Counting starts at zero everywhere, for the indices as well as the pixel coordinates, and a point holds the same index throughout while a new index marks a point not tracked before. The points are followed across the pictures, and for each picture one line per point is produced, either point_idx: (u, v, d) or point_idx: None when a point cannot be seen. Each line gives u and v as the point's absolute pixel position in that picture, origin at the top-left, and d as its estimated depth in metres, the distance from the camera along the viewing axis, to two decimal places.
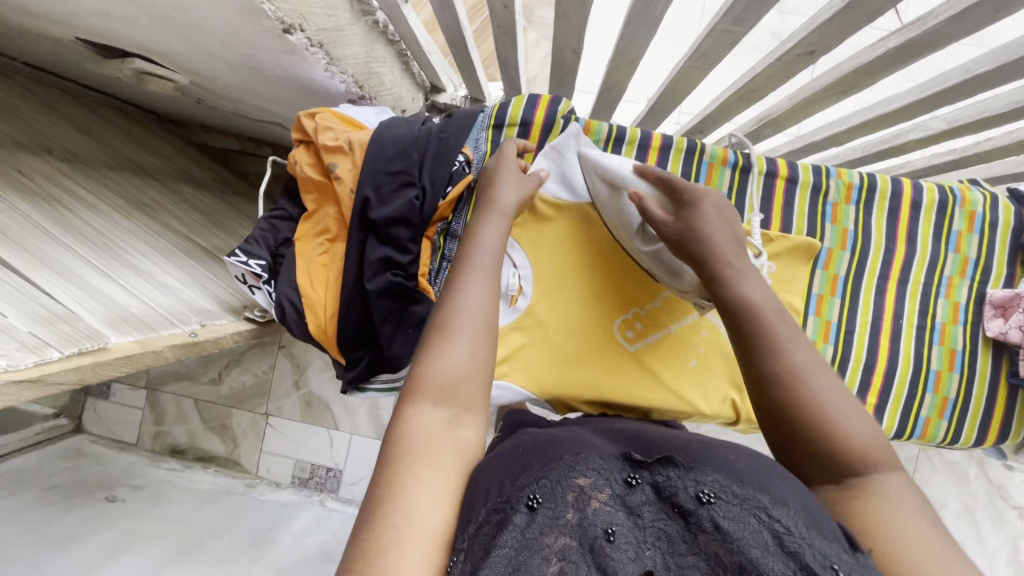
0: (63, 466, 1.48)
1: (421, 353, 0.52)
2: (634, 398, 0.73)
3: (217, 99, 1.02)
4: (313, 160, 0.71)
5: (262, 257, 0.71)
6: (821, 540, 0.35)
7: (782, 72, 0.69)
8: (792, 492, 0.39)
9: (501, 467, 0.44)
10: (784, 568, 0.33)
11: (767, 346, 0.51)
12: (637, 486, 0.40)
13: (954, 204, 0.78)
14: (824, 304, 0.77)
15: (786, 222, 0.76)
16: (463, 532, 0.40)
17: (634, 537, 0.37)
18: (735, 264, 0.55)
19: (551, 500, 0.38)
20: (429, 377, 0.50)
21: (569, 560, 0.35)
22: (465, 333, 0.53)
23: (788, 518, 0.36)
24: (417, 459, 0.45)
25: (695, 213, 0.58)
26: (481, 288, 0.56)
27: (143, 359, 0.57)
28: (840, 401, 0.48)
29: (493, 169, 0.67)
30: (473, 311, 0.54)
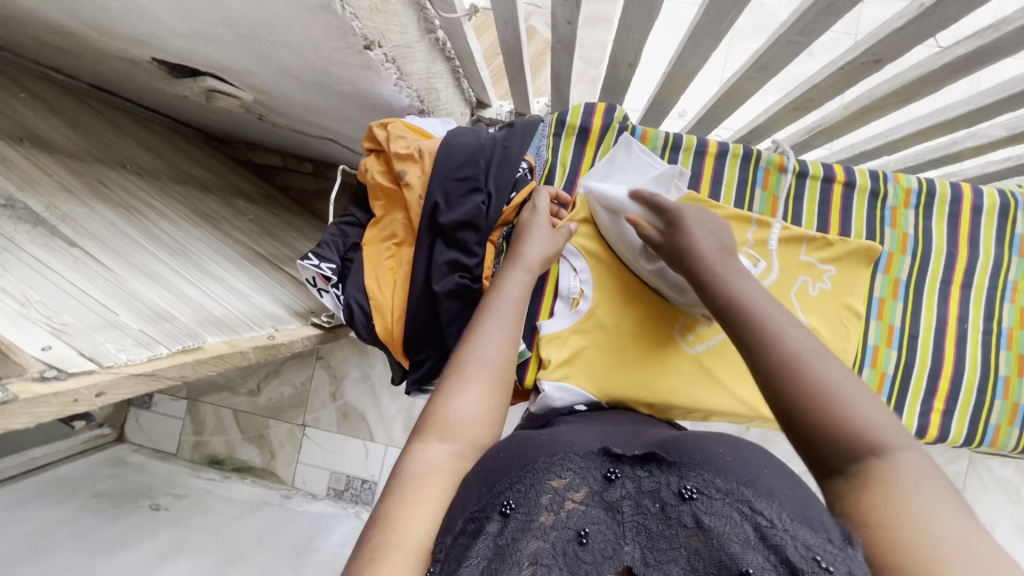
0: (107, 475, 1.51)
1: (436, 394, 0.54)
2: (695, 401, 0.74)
3: (277, 116, 1.06)
4: (383, 168, 0.73)
5: (333, 260, 0.73)
6: (804, 531, 0.37)
7: (843, 81, 0.70)
8: (779, 482, 0.41)
9: (486, 474, 0.46)
10: (764, 561, 0.35)
11: (766, 333, 0.49)
12: (616, 482, 0.42)
13: (1017, 208, 0.77)
14: (887, 307, 0.76)
15: (846, 225, 0.77)
16: (441, 542, 0.42)
17: (612, 533, 0.39)
18: (718, 269, 0.56)
19: (524, 505, 0.40)
20: (441, 414, 0.52)
21: (541, 563, 0.36)
22: (479, 377, 0.55)
23: (769, 510, 0.38)
24: (411, 488, 0.47)
25: (681, 229, 0.61)
26: (500, 336, 0.58)
27: (232, 358, 0.59)
28: (842, 385, 0.46)
29: (523, 225, 0.70)
30: (488, 356, 0.56)
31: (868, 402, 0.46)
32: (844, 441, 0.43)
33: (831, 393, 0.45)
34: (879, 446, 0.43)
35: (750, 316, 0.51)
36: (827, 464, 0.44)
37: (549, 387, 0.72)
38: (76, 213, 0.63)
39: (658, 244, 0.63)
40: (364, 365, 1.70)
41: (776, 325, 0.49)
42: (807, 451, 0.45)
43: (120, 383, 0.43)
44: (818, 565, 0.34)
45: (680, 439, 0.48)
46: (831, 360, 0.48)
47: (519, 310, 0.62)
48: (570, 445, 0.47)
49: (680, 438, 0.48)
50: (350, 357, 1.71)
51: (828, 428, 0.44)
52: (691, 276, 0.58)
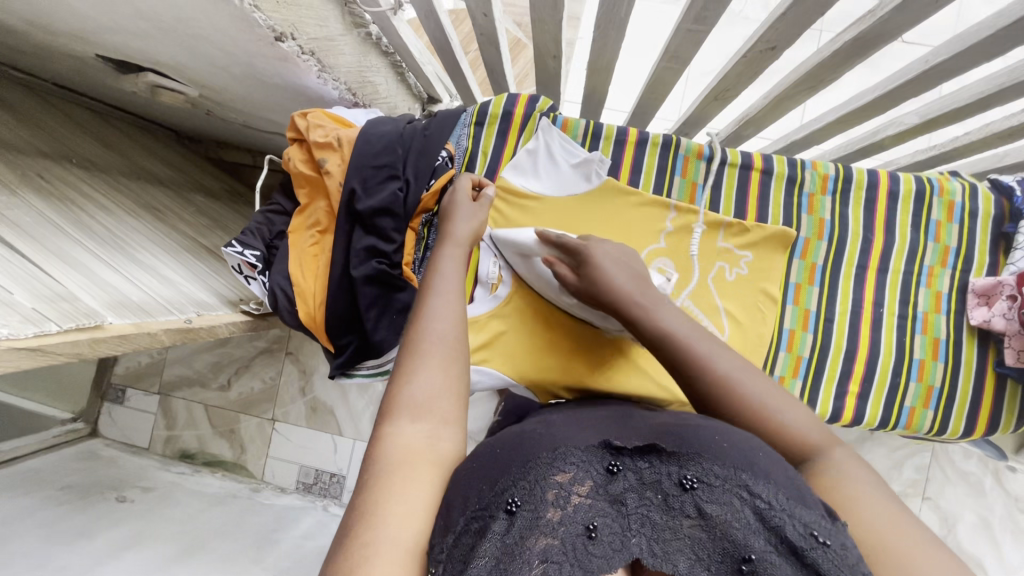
0: (76, 468, 1.53)
1: (395, 376, 0.51)
2: (612, 384, 0.74)
3: (226, 111, 1.09)
4: (305, 157, 0.75)
5: (257, 248, 0.75)
6: (800, 509, 0.39)
7: (750, 70, 0.72)
8: (777, 464, 0.42)
9: (478, 470, 0.43)
10: (767, 544, 0.37)
11: (696, 360, 0.50)
12: (618, 474, 0.42)
13: (932, 194, 0.78)
14: (803, 292, 0.78)
15: (762, 212, 0.78)
16: (441, 542, 0.39)
17: (619, 526, 0.38)
18: (641, 300, 0.56)
19: (530, 501, 0.39)
20: (405, 396, 0.49)
21: (552, 561, 0.34)
22: (435, 354, 0.52)
23: (768, 493, 0.39)
24: (391, 477, 0.43)
25: (592, 269, 0.61)
26: (452, 307, 0.56)
27: (139, 339, 0.61)
28: (770, 401, 0.48)
29: (447, 208, 0.69)
30: (441, 330, 0.54)
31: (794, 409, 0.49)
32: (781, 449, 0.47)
33: (767, 417, 0.48)
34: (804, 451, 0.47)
35: (678, 350, 0.52)
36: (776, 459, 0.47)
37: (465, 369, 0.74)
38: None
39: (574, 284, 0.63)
40: None
41: (704, 351, 0.51)
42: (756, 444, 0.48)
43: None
44: (814, 541, 0.37)
45: (663, 430, 0.48)
46: (754, 376, 0.50)
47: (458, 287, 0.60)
48: (568, 438, 0.45)
49: (670, 429, 0.47)
50: (319, 352, 1.72)
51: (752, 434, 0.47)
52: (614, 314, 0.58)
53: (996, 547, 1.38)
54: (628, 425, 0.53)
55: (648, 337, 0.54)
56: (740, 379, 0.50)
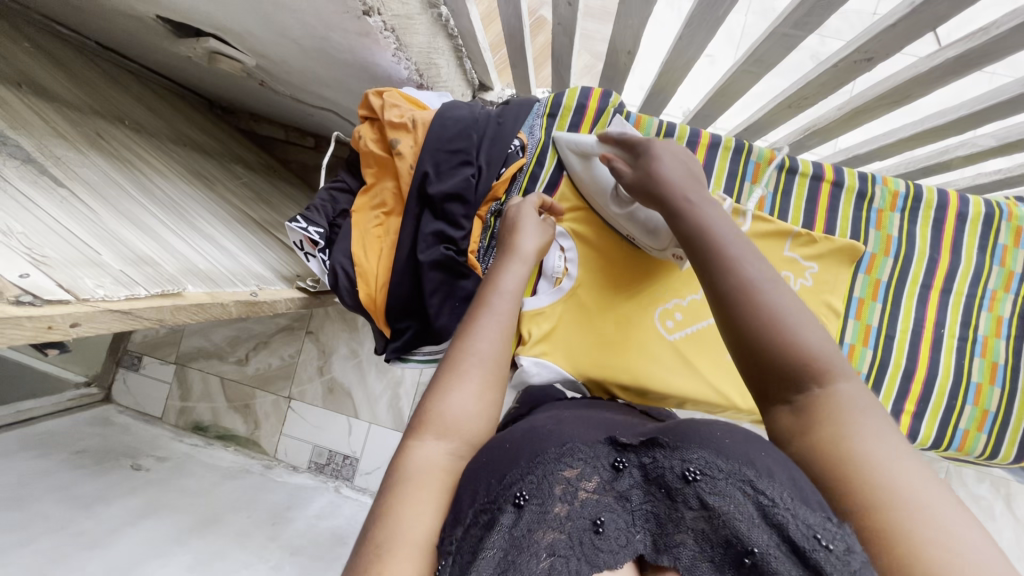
0: (91, 433, 1.52)
1: (430, 391, 0.52)
2: (670, 386, 0.75)
3: (279, 85, 1.07)
4: (377, 137, 0.74)
5: (321, 225, 0.74)
6: (805, 509, 0.36)
7: (836, 80, 0.71)
8: (779, 462, 0.38)
9: (488, 464, 0.44)
10: (770, 541, 0.35)
11: (725, 268, 0.49)
12: (624, 470, 0.41)
13: (1001, 218, 0.78)
14: (866, 307, 0.77)
15: (830, 223, 0.78)
16: (451, 534, 0.41)
17: (624, 521, 0.38)
18: (692, 198, 0.54)
19: (538, 496, 0.38)
20: (436, 412, 0.50)
21: (559, 555, 0.35)
22: (474, 374, 0.53)
23: (773, 490, 0.36)
24: (410, 487, 0.45)
25: (649, 159, 0.59)
26: (497, 332, 0.56)
27: (212, 310, 0.59)
28: (792, 311, 0.46)
29: (511, 219, 0.68)
30: (483, 352, 0.54)
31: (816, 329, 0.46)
32: (792, 372, 0.44)
33: (781, 329, 0.45)
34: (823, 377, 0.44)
35: (706, 251, 0.50)
36: (777, 393, 0.45)
37: (527, 361, 0.73)
38: (68, 158, 0.63)
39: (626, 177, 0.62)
40: (353, 342, 1.71)
41: (735, 258, 0.49)
42: (753, 378, 0.46)
43: (96, 316, 0.44)
44: (818, 543, 0.34)
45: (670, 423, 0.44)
46: (782, 289, 0.48)
47: (513, 303, 0.60)
48: (578, 434, 0.45)
49: (673, 423, 0.44)
50: (340, 334, 1.71)
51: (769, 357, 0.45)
52: (661, 206, 0.56)
53: None
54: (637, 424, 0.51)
55: (689, 233, 0.52)
56: (764, 284, 0.48)
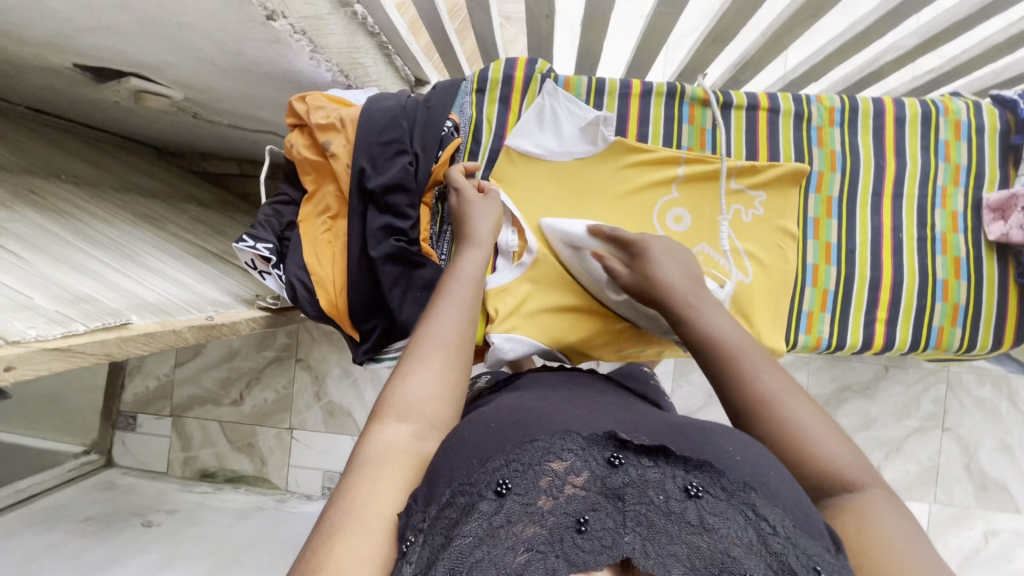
0: (98, 499, 1.51)
1: (392, 377, 0.53)
2: (644, 337, 0.76)
3: (213, 114, 1.05)
4: (308, 142, 0.73)
5: (269, 240, 0.74)
6: (805, 539, 0.38)
7: (748, 5, 0.72)
8: (787, 484, 0.41)
9: (469, 443, 0.44)
10: (763, 567, 0.35)
11: (736, 377, 0.51)
12: (619, 467, 0.40)
13: (938, 114, 0.79)
14: (822, 226, 0.78)
15: (775, 149, 0.78)
16: (422, 513, 0.41)
17: (613, 521, 0.37)
18: (693, 302, 0.58)
19: (523, 485, 0.38)
20: (397, 396, 0.50)
21: (536, 550, 0.35)
22: (435, 359, 0.53)
23: (774, 517, 0.38)
24: (371, 468, 0.45)
25: (648, 263, 0.63)
26: (457, 314, 0.57)
27: (164, 338, 0.59)
28: (810, 421, 0.47)
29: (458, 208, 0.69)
30: (444, 335, 0.55)
31: (835, 437, 0.47)
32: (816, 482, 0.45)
33: (798, 440, 0.47)
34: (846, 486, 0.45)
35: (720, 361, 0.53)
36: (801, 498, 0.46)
37: (498, 338, 0.72)
38: None
39: (624, 278, 0.65)
40: (345, 362, 1.69)
41: (747, 369, 0.51)
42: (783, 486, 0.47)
43: (32, 357, 0.43)
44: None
45: (685, 423, 0.47)
46: (796, 395, 0.49)
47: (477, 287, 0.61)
48: (579, 421, 0.45)
49: (684, 424, 0.46)
50: (330, 356, 1.69)
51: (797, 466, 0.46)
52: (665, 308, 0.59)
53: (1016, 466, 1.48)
54: (639, 413, 0.52)
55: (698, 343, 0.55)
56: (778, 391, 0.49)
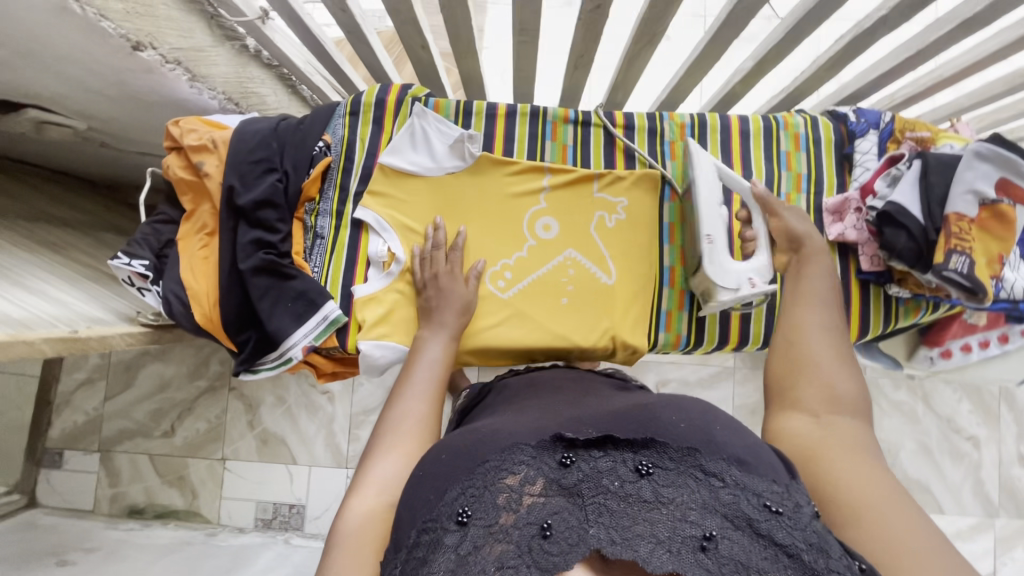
0: (12, 539, 1.45)
1: (365, 455, 0.55)
2: (510, 341, 0.78)
3: (123, 143, 1.09)
4: (184, 164, 0.76)
5: (145, 257, 0.76)
6: (754, 480, 0.43)
7: (590, 31, 0.79)
8: (726, 439, 0.46)
9: (431, 476, 0.47)
10: (721, 523, 0.40)
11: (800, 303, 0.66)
12: (571, 466, 0.44)
13: (779, 128, 0.87)
14: (677, 231, 0.83)
15: (630, 163, 0.84)
16: (396, 558, 0.43)
17: (577, 518, 0.40)
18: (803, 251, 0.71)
19: (482, 512, 0.41)
20: (371, 475, 0.52)
21: (507, 565, 0.37)
22: (407, 436, 0.56)
23: (719, 470, 0.43)
24: (350, 545, 0.47)
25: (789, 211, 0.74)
26: (424, 395, 0.61)
27: (14, 348, 0.61)
28: (826, 361, 0.59)
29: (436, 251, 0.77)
30: (413, 415, 0.58)
31: (846, 376, 0.58)
32: (814, 391, 0.57)
33: (811, 367, 0.59)
34: (837, 408, 0.55)
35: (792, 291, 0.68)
36: (801, 406, 0.56)
37: (368, 345, 0.76)
38: None
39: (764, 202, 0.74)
40: (278, 389, 1.68)
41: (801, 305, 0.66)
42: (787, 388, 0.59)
43: None
44: (767, 513, 0.41)
45: (637, 406, 0.52)
46: (830, 339, 0.62)
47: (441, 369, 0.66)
48: (519, 434, 0.48)
49: (631, 409, 0.51)
50: (264, 383, 1.69)
51: (804, 380, 0.58)
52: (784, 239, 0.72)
53: (938, 469, 1.51)
54: (586, 406, 0.57)
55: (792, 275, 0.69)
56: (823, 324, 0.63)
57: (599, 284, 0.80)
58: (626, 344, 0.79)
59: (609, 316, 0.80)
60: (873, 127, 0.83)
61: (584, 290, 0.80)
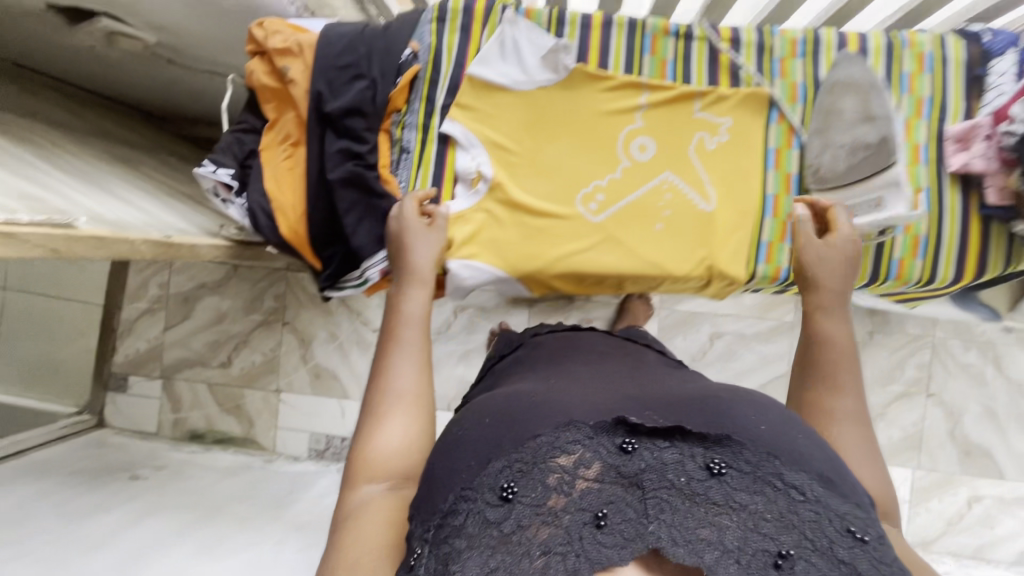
0: (87, 454, 1.54)
1: (362, 432, 0.53)
2: (604, 266, 0.76)
3: (189, 60, 1.06)
4: (267, 69, 0.73)
5: (230, 166, 0.75)
6: (837, 500, 0.41)
7: None
8: (813, 453, 0.43)
9: (463, 437, 0.46)
10: (800, 541, 0.39)
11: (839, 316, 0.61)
12: (633, 452, 0.43)
13: (902, 47, 0.78)
14: (783, 156, 0.77)
15: (735, 82, 0.77)
16: (429, 521, 0.41)
17: (636, 511, 0.40)
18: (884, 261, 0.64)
19: (532, 492, 0.40)
20: (370, 454, 0.51)
21: (553, 551, 0.38)
22: (400, 408, 0.54)
23: (802, 483, 0.41)
24: (355, 521, 0.47)
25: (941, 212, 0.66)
26: (411, 363, 0.57)
27: (118, 246, 0.61)
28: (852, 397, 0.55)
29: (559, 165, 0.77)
30: (402, 388, 0.55)
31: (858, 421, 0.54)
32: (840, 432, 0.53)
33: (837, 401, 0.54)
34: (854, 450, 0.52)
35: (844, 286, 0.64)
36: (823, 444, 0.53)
37: (456, 265, 0.75)
38: None
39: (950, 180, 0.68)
40: (330, 325, 1.70)
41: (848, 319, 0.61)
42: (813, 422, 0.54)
43: None
44: (855, 537, 0.39)
45: (703, 395, 0.49)
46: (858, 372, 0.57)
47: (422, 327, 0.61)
48: (578, 410, 0.46)
49: (698, 398, 0.49)
50: (316, 319, 1.70)
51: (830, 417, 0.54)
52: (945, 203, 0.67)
53: None
54: (644, 386, 0.55)
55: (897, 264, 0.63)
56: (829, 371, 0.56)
57: (698, 210, 0.76)
58: (723, 274, 0.76)
59: (707, 245, 0.76)
60: (1012, 46, 0.75)
61: (681, 216, 0.76)
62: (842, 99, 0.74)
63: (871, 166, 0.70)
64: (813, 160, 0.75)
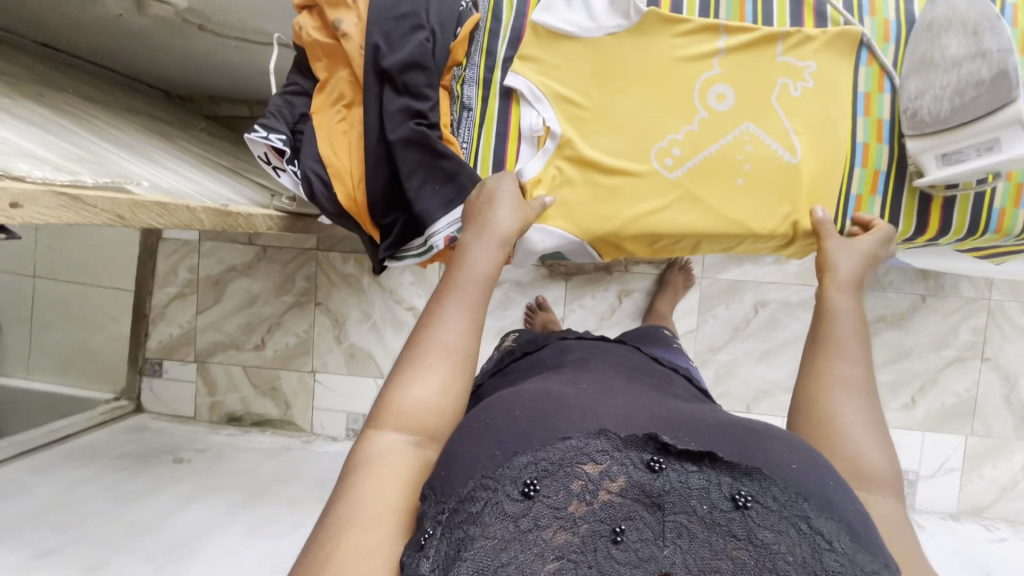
0: (129, 439, 1.54)
1: (394, 378, 0.50)
2: (680, 226, 0.72)
3: (220, 28, 1.00)
4: (318, 24, 0.68)
5: (282, 130, 0.70)
6: (863, 556, 0.36)
7: None
8: (848, 501, 0.39)
9: (490, 428, 0.43)
10: None
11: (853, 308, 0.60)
12: (660, 471, 0.39)
13: None
14: (874, 101, 0.71)
15: (820, 21, 0.71)
16: (444, 501, 0.39)
17: (651, 532, 0.37)
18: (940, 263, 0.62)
19: (552, 491, 0.38)
20: (399, 403, 0.48)
21: (567, 559, 0.35)
22: (440, 362, 0.50)
23: (831, 533, 0.37)
24: (371, 471, 0.44)
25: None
26: (460, 317, 0.53)
27: (179, 214, 0.61)
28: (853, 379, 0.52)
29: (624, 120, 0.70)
30: (448, 342, 0.51)
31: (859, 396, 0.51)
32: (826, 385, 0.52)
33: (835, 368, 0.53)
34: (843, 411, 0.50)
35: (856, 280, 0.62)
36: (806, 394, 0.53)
37: (529, 228, 0.72)
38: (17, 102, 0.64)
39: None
40: (363, 305, 1.67)
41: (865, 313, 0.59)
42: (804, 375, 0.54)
43: (39, 198, 0.45)
44: None
45: (729, 422, 0.45)
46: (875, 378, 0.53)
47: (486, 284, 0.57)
48: (616, 420, 0.43)
49: (730, 423, 0.44)
50: (348, 299, 1.68)
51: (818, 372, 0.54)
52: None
53: None
54: (669, 400, 0.50)
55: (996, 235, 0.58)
56: (849, 348, 0.54)
57: (782, 162, 0.70)
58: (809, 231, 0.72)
59: (791, 199, 0.71)
60: None
61: (763, 170, 0.71)
62: (945, 37, 0.64)
63: (984, 106, 0.60)
64: (909, 103, 0.68)
